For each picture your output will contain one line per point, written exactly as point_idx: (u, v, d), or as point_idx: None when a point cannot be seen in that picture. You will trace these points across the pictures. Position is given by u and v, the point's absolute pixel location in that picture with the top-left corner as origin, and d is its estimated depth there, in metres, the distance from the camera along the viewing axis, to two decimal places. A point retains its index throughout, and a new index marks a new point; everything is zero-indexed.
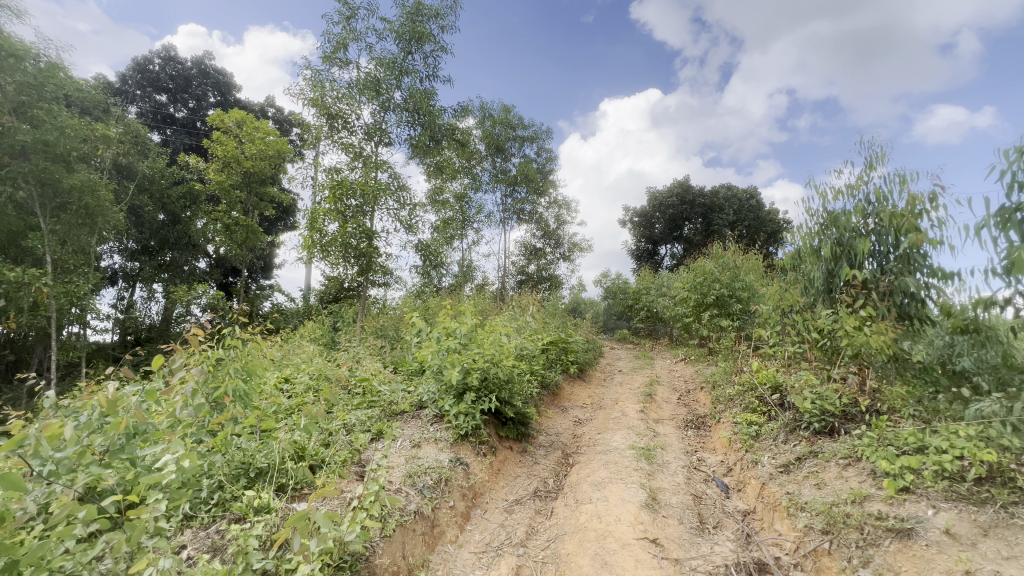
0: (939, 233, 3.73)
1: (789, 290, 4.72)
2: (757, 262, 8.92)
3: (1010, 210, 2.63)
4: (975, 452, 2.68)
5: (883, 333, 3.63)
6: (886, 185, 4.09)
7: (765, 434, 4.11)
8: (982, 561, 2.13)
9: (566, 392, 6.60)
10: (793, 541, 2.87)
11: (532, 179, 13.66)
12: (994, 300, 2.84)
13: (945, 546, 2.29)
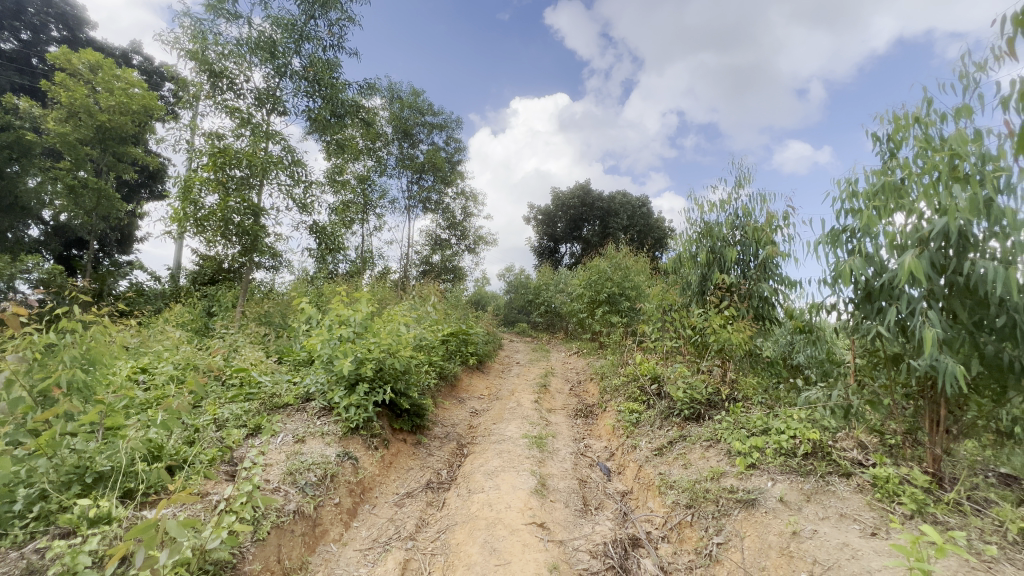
0: (788, 247, 4.38)
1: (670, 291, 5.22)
2: (645, 264, 9.72)
3: (838, 230, 3.17)
4: (804, 431, 3.21)
5: (741, 332, 4.18)
6: (750, 203, 4.69)
7: (644, 421, 4.51)
8: (803, 521, 2.55)
9: (463, 384, 6.61)
10: (662, 516, 3.21)
11: (439, 167, 13.42)
12: (823, 306, 3.39)
13: (779, 512, 2.68)
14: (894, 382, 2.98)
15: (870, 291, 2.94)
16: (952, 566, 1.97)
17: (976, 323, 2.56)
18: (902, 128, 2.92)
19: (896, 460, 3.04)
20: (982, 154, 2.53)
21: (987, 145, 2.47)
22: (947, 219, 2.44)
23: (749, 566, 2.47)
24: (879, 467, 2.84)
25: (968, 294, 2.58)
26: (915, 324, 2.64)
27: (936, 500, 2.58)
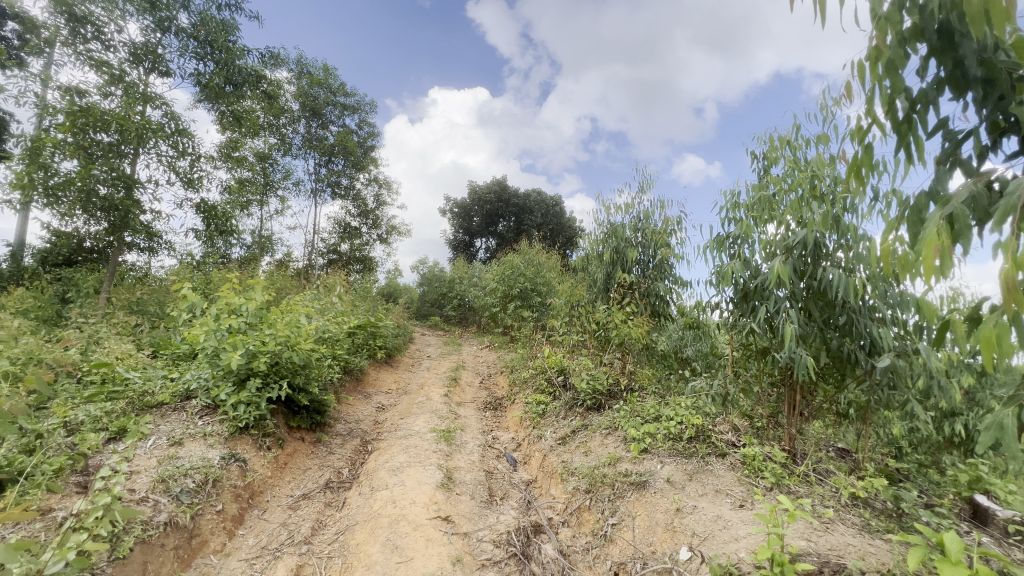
0: (681, 250, 4.81)
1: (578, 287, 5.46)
2: (556, 261, 10.08)
3: (723, 236, 3.52)
4: (688, 418, 3.56)
5: (639, 327, 4.50)
6: (650, 208, 5.06)
7: (550, 412, 4.67)
8: (685, 499, 2.81)
9: (370, 378, 6.36)
10: (563, 502, 3.36)
11: (351, 151, 12.71)
12: (708, 304, 3.76)
13: (665, 491, 2.94)
14: (762, 373, 3.40)
15: (747, 292, 3.30)
16: (801, 528, 2.30)
17: (825, 321, 3.01)
18: (776, 149, 3.33)
19: (761, 440, 3.48)
20: (833, 176, 2.97)
21: (837, 169, 2.89)
22: (807, 230, 2.82)
23: (637, 543, 2.67)
24: (748, 448, 3.23)
25: (821, 297, 3.01)
26: (780, 321, 3.03)
27: (790, 473, 2.99)
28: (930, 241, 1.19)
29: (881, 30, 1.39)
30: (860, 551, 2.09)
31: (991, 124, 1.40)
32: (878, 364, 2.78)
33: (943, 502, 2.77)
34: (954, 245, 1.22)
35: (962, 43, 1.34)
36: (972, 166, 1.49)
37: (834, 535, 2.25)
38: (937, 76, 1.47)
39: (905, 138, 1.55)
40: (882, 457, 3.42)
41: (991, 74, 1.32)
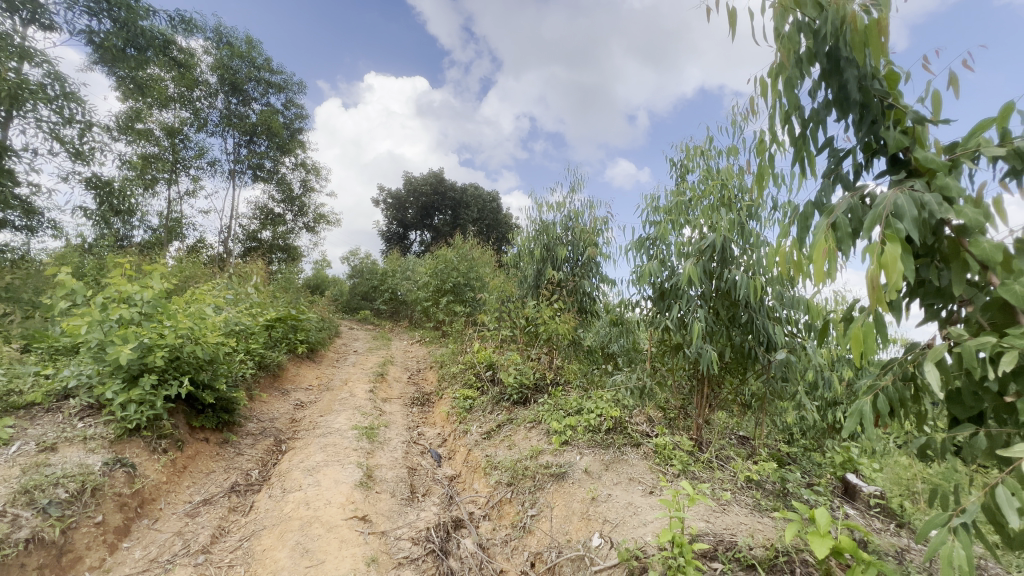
0: (607, 250, 5.01)
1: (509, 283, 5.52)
2: (490, 257, 10.12)
3: (643, 237, 3.70)
4: (607, 411, 3.73)
5: (566, 323, 4.64)
6: (579, 208, 5.22)
7: (477, 406, 4.68)
8: (601, 488, 2.93)
9: (289, 374, 6.01)
10: (485, 496, 3.38)
11: (275, 132, 11.88)
12: (629, 302, 3.95)
13: (583, 481, 3.05)
14: (675, 367, 3.63)
15: (663, 291, 3.50)
16: (701, 510, 2.48)
17: (730, 319, 3.26)
18: (691, 158, 3.56)
19: (672, 430, 3.73)
20: (740, 186, 3.22)
21: (744, 179, 3.14)
22: (716, 235, 3.04)
23: (554, 532, 2.73)
24: (659, 438, 3.44)
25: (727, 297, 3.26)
26: (691, 319, 3.24)
27: (696, 460, 3.22)
28: (822, 247, 1.33)
29: (782, 48, 1.51)
30: (749, 529, 2.30)
31: (866, 145, 1.58)
32: (773, 359, 3.07)
33: (820, 481, 3.12)
34: (833, 250, 1.36)
35: (846, 68, 1.49)
36: (850, 182, 1.67)
37: (730, 515, 2.46)
38: (826, 98, 1.64)
39: (799, 152, 1.71)
40: (775, 442, 3.78)
41: (868, 98, 1.49)
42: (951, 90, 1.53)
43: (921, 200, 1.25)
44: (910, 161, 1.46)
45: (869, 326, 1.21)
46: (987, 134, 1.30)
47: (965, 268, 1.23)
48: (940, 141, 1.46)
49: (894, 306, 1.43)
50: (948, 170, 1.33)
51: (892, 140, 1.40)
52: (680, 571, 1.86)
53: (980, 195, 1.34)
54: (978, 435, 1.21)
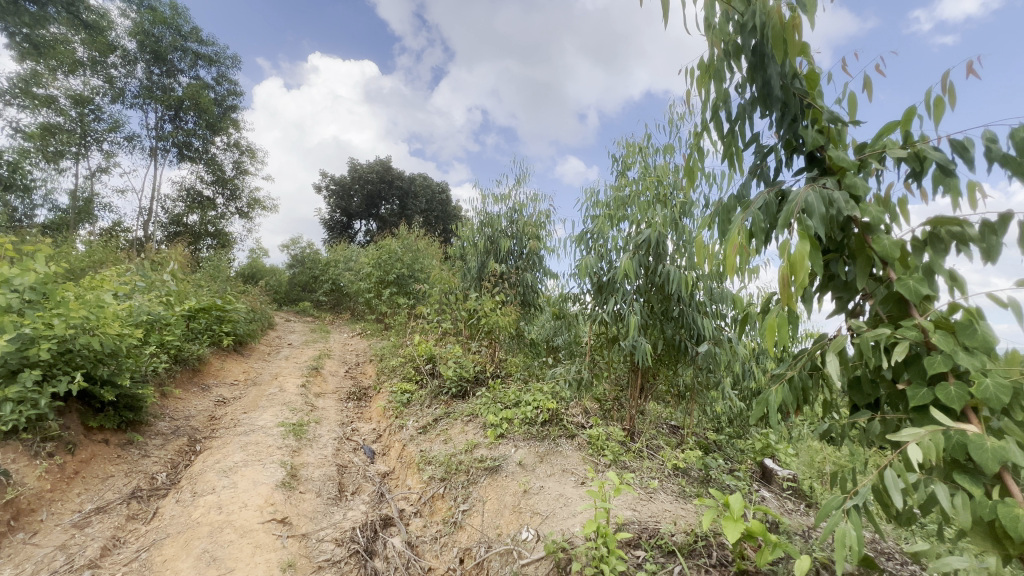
0: (550, 244, 5.07)
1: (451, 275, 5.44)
2: (435, 249, 9.98)
3: (582, 232, 3.76)
4: (544, 403, 3.79)
5: (507, 316, 4.64)
6: (523, 201, 5.23)
7: (415, 400, 4.59)
8: (534, 480, 2.95)
9: (212, 368, 5.62)
10: (417, 492, 3.32)
11: (204, 109, 11.02)
12: (569, 295, 4.01)
13: (515, 474, 3.07)
14: (611, 360, 3.74)
15: (601, 285, 3.58)
16: (628, 499, 2.56)
17: (663, 313, 3.39)
18: (631, 154, 3.65)
19: (606, 422, 3.85)
20: (674, 184, 3.34)
21: (678, 177, 3.26)
22: (651, 230, 3.14)
23: (485, 526, 2.69)
24: (594, 429, 3.54)
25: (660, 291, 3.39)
26: (626, 313, 3.34)
27: (627, 451, 3.34)
28: (734, 241, 1.34)
29: (712, 39, 1.56)
30: (672, 515, 2.40)
31: (787, 142, 1.66)
32: (700, 351, 3.23)
33: (739, 467, 3.33)
34: (751, 245, 1.42)
35: (769, 65, 1.56)
36: (772, 178, 1.76)
37: (654, 503, 2.56)
38: (752, 94, 1.70)
39: (727, 146, 1.77)
40: (702, 430, 3.99)
41: (788, 96, 1.57)
42: (863, 92, 1.64)
43: (830, 198, 1.34)
44: (825, 160, 1.56)
45: (781, 318, 1.27)
46: (891, 137, 1.41)
47: (869, 263, 1.33)
48: (852, 143, 1.56)
49: (807, 297, 1.54)
50: (857, 169, 1.43)
51: (809, 139, 1.49)
52: (603, 560, 1.91)
53: (886, 196, 1.45)
54: (874, 420, 1.32)
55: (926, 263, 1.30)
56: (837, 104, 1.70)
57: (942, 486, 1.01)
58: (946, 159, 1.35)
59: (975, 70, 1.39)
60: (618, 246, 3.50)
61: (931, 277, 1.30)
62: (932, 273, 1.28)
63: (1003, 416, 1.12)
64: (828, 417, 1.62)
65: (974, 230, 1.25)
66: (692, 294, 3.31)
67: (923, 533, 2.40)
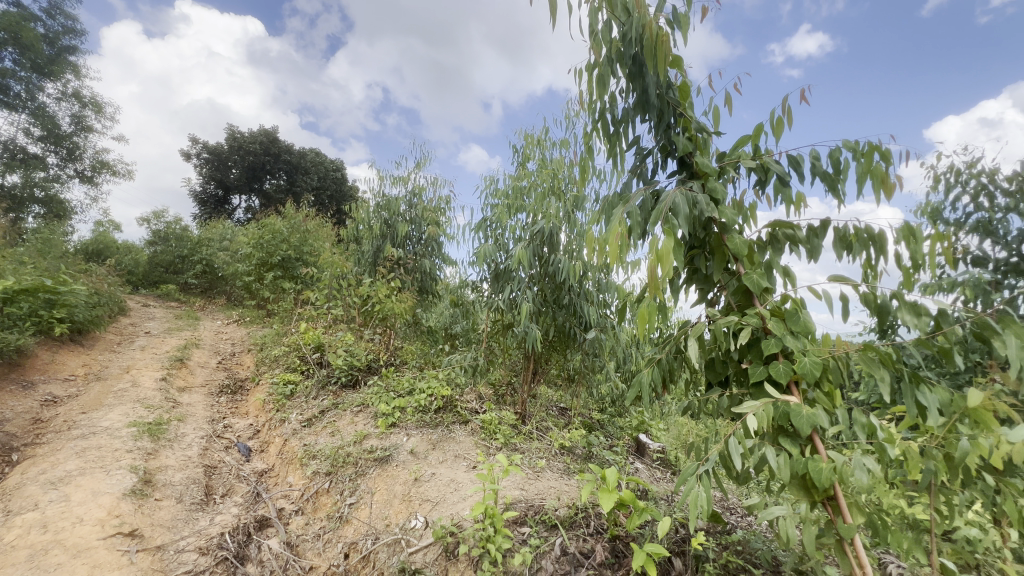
0: (449, 230, 5.02)
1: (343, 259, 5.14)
2: (327, 230, 9.35)
3: (480, 219, 3.78)
4: (438, 390, 3.79)
5: (402, 303, 4.52)
6: (423, 184, 5.10)
7: (299, 392, 4.28)
8: (425, 467, 2.93)
9: (39, 361, 4.69)
10: (299, 489, 3.12)
11: (29, 46, 9.00)
12: (466, 282, 4.02)
13: (406, 462, 3.02)
14: (506, 347, 3.84)
15: (498, 273, 3.64)
16: (516, 480, 2.67)
17: (555, 301, 3.55)
18: (530, 146, 3.74)
19: (500, 407, 3.96)
20: (567, 178, 3.51)
21: (571, 172, 3.43)
22: (546, 221, 3.27)
23: (373, 518, 2.61)
24: (487, 414, 3.63)
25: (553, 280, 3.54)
26: (520, 300, 3.45)
27: (518, 433, 3.48)
28: (616, 235, 1.43)
29: (596, 44, 1.66)
30: (556, 491, 2.56)
31: (662, 146, 1.82)
32: (587, 337, 3.46)
33: (618, 443, 3.64)
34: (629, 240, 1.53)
35: (647, 74, 1.69)
36: (650, 178, 1.92)
37: (541, 481, 2.71)
38: (634, 99, 1.84)
39: (612, 146, 1.89)
40: (588, 411, 4.27)
41: (663, 105, 1.72)
42: (724, 107, 1.84)
43: (694, 199, 1.50)
44: (693, 165, 1.74)
45: (653, 307, 1.39)
46: (744, 149, 1.61)
47: (724, 259, 1.52)
48: (714, 151, 1.76)
49: (676, 288, 1.71)
50: (717, 176, 1.61)
51: (680, 145, 1.65)
52: (490, 540, 1.97)
53: (740, 200, 1.65)
54: (723, 396, 1.52)
55: (766, 260, 1.53)
56: (704, 116, 1.90)
57: (770, 449, 1.20)
58: (784, 173, 1.59)
59: (807, 97, 1.64)
60: (515, 236, 3.59)
61: (770, 273, 1.53)
62: (771, 269, 1.51)
63: (815, 388, 1.36)
64: (688, 394, 1.84)
65: (802, 233, 1.49)
66: (582, 284, 3.51)
67: (758, 488, 2.84)
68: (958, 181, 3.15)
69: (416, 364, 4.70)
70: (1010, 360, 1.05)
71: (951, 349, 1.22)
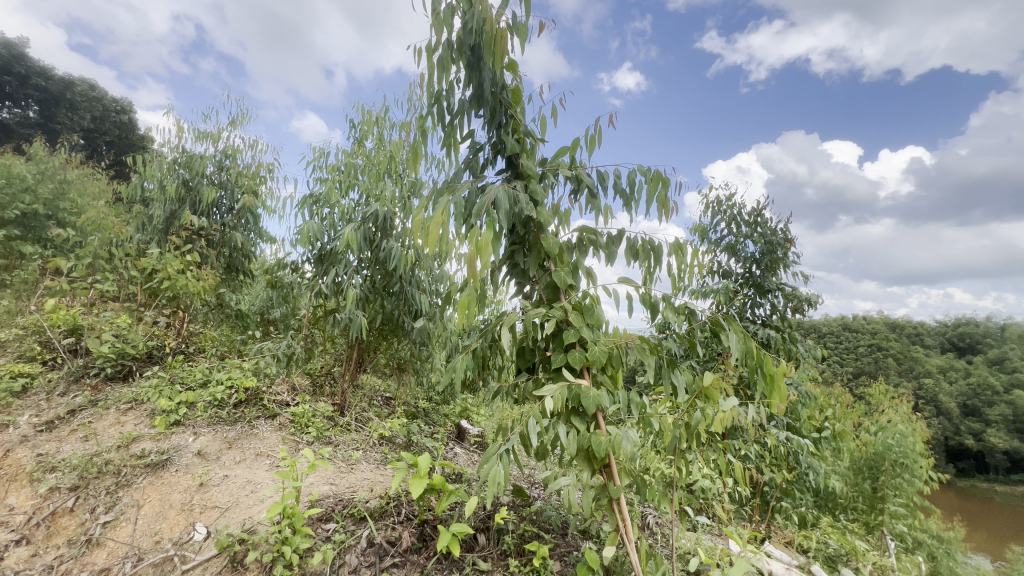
0: (269, 202, 4.47)
1: (120, 223, 4.16)
2: (99, 185, 7.44)
3: (306, 194, 3.44)
4: (240, 381, 3.37)
5: (202, 281, 3.86)
6: (239, 145, 4.42)
7: (36, 388, 3.29)
8: (215, 470, 2.57)
9: None
10: (24, 513, 2.29)
11: None
12: (284, 262, 3.62)
13: (191, 466, 2.60)
14: (326, 335, 3.65)
15: (323, 255, 3.38)
16: (326, 475, 2.53)
17: (385, 288, 3.45)
18: (368, 123, 3.56)
19: (316, 399, 3.68)
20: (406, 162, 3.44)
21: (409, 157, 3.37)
22: (380, 204, 3.14)
23: (137, 536, 2.10)
24: (298, 407, 3.38)
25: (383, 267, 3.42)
26: (346, 285, 3.25)
27: (332, 426, 3.30)
28: (443, 222, 1.44)
29: (436, 26, 1.63)
30: (368, 482, 2.51)
31: (493, 143, 1.91)
32: (415, 326, 3.46)
33: (439, 430, 3.71)
34: (456, 229, 1.55)
35: (484, 70, 1.75)
36: (481, 173, 1.99)
37: (354, 473, 2.63)
38: (470, 93, 1.88)
39: (446, 135, 1.90)
40: (413, 400, 4.27)
41: (496, 103, 1.80)
42: (550, 118, 2.02)
43: (517, 197, 1.60)
44: (519, 166, 1.86)
45: (474, 295, 1.44)
46: (562, 158, 1.78)
47: (539, 257, 1.67)
48: (539, 157, 1.91)
49: (497, 281, 1.81)
50: (539, 179, 1.75)
51: (509, 145, 1.75)
52: (286, 542, 1.79)
53: (557, 204, 1.83)
54: (529, 380, 1.68)
55: (574, 261, 1.72)
56: (532, 123, 2.05)
57: (562, 427, 1.37)
58: (593, 185, 1.81)
59: (613, 123, 1.90)
60: (345, 216, 3.36)
61: (575, 271, 1.72)
62: (577, 269, 1.71)
63: (602, 372, 1.59)
64: (501, 381, 1.97)
65: (602, 239, 1.73)
66: (413, 272, 3.48)
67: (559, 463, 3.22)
68: (719, 210, 4.03)
69: (216, 352, 4.07)
70: (731, 349, 1.38)
71: (696, 341, 1.54)
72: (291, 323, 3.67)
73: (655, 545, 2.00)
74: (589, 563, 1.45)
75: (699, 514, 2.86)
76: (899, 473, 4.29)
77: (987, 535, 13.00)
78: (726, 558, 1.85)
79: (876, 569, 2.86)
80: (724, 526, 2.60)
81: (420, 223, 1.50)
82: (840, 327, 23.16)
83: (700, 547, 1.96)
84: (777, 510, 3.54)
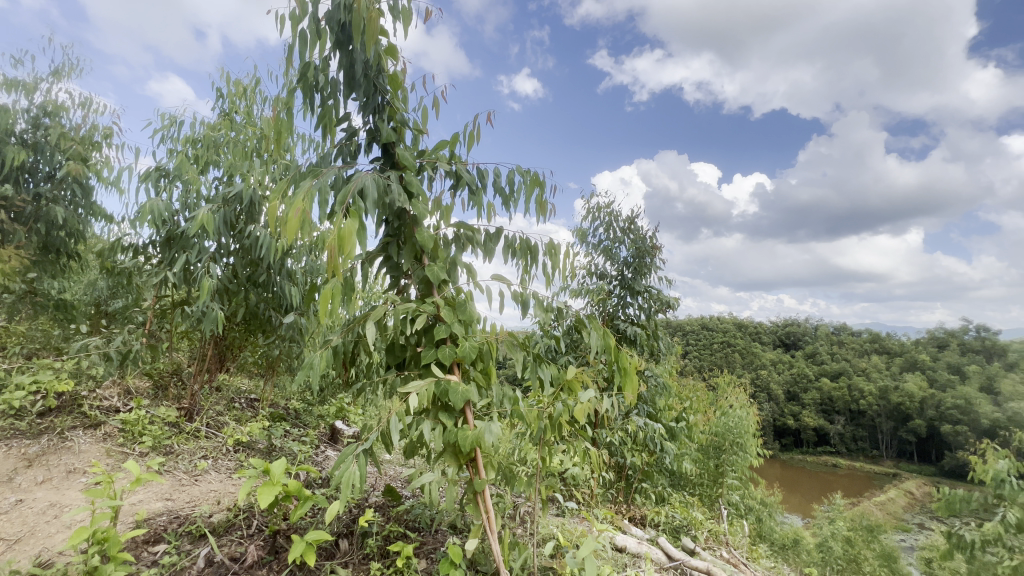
0: (104, 173, 3.78)
1: None
2: None
3: (153, 167, 2.98)
4: (51, 385, 2.80)
5: (4, 262, 3.14)
6: (65, 101, 3.67)
7: None
8: (4, 495, 2.11)
9: None
10: None
11: None
12: (119, 243, 3.09)
13: None
14: (174, 330, 3.20)
15: (171, 238, 2.96)
16: (159, 490, 2.24)
17: (248, 279, 3.12)
18: (237, 95, 3.20)
19: (156, 403, 3.20)
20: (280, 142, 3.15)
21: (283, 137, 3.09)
22: (245, 185, 2.83)
23: None
24: (132, 413, 2.92)
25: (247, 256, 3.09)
26: (200, 273, 2.87)
27: (175, 434, 2.89)
28: (304, 207, 1.33)
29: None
30: (213, 495, 2.27)
31: (368, 130, 1.82)
32: (284, 321, 3.19)
33: (310, 432, 3.46)
34: (319, 216, 1.45)
35: (359, 52, 1.67)
36: (354, 161, 1.89)
37: (197, 486, 2.36)
38: (345, 75, 1.78)
39: (317, 117, 1.77)
40: (280, 401, 3.93)
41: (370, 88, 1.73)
42: (432, 110, 1.99)
43: (389, 187, 1.55)
44: (396, 156, 1.80)
45: (337, 288, 1.36)
46: (442, 152, 1.77)
47: (413, 251, 1.64)
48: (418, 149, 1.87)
49: (368, 274, 1.74)
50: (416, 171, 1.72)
51: (384, 134, 1.69)
52: (94, 573, 1.48)
53: (436, 199, 1.80)
54: (397, 377, 1.63)
55: (450, 256, 1.72)
56: (414, 113, 2.00)
57: (426, 423, 1.36)
58: (473, 182, 1.83)
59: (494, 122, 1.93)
60: (202, 196, 2.98)
61: (451, 267, 1.72)
62: (453, 264, 1.71)
63: (474, 367, 1.61)
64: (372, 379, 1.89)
65: (479, 236, 1.75)
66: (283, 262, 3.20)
67: None
68: (599, 216, 4.34)
69: (21, 351, 3.34)
70: (591, 344, 1.48)
71: (562, 337, 1.64)
72: (130, 316, 3.16)
73: (519, 533, 2.09)
74: (452, 558, 1.46)
75: (567, 500, 3.05)
76: (734, 452, 5.08)
77: (800, 497, 15.85)
78: (581, 538, 2.01)
79: (710, 535, 3.32)
80: (588, 509, 2.81)
81: (277, 209, 1.37)
82: (700, 325, 26.39)
83: (560, 531, 2.08)
84: (637, 491, 3.92)
